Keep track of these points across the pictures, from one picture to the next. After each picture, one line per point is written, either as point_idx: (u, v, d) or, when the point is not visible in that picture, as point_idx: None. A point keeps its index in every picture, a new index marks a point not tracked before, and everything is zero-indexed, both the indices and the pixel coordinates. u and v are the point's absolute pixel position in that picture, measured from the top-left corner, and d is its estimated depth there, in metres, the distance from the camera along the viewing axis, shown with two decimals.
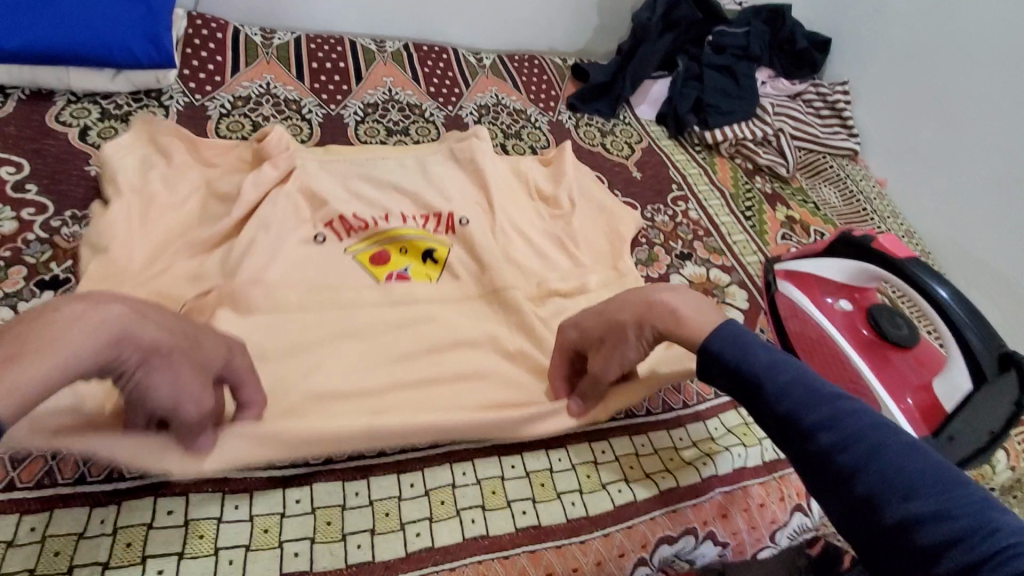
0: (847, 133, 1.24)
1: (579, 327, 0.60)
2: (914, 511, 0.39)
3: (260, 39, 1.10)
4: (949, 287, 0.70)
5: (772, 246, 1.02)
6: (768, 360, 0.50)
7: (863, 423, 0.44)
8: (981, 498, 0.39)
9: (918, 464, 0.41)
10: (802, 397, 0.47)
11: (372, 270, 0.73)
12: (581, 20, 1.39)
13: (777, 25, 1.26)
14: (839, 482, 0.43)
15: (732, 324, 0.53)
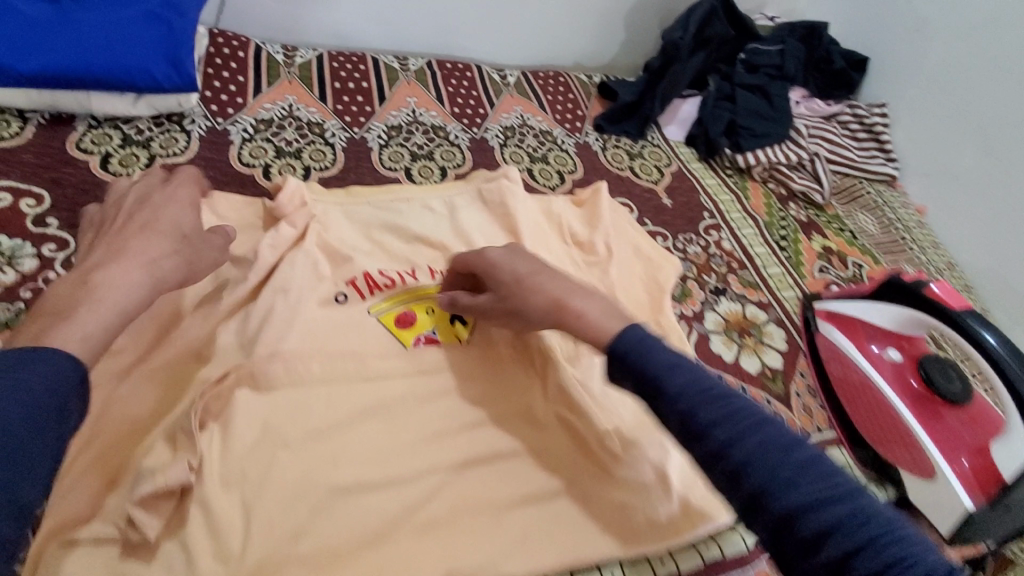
0: (885, 157, 1.20)
1: (510, 256, 0.63)
2: (801, 502, 0.38)
3: (282, 58, 1.08)
4: (999, 335, 0.68)
5: (809, 279, 0.98)
6: (667, 361, 0.46)
7: (753, 417, 0.42)
8: (853, 483, 0.39)
9: (800, 455, 0.40)
10: (696, 390, 0.43)
11: (398, 334, 0.71)
12: (608, 35, 1.35)
13: (813, 43, 1.23)
14: (731, 481, 0.40)
15: (636, 330, 0.49)
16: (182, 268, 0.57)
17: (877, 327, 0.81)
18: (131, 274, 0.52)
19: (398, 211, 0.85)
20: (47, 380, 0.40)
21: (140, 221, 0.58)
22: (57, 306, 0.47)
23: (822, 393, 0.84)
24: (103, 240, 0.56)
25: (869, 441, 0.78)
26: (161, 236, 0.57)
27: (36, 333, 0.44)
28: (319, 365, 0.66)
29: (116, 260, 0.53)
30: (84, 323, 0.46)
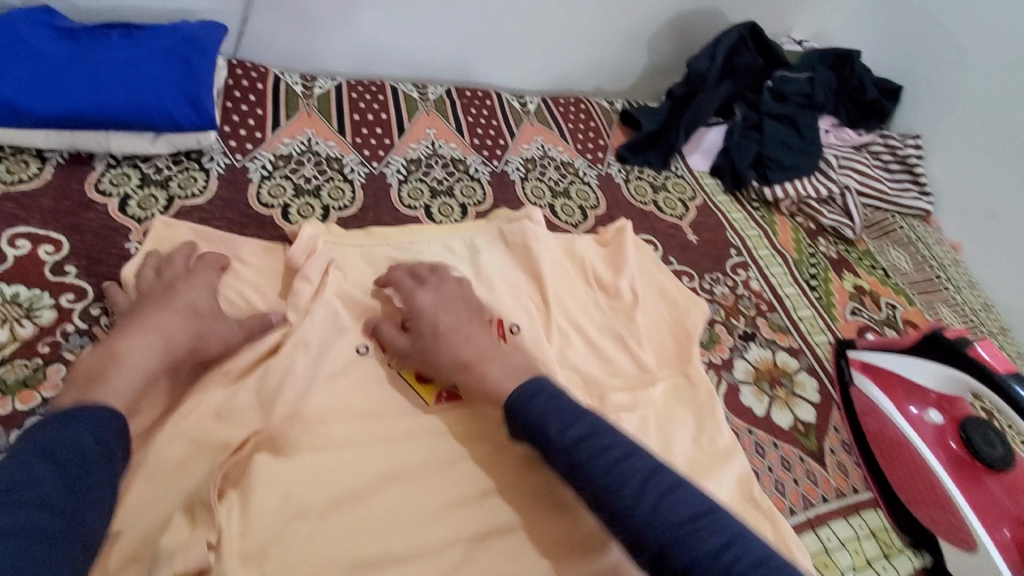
0: (919, 191, 1.17)
1: (437, 305, 0.71)
2: (646, 517, 0.54)
3: (301, 88, 1.06)
4: None
5: (841, 322, 0.95)
6: (556, 415, 0.61)
7: (620, 451, 0.58)
8: (687, 501, 0.55)
9: (651, 484, 0.56)
10: (578, 434, 0.59)
11: (420, 391, 0.70)
12: (631, 59, 1.32)
13: (845, 71, 1.21)
14: (599, 501, 0.57)
15: (532, 384, 0.64)
16: (194, 334, 0.64)
17: (917, 386, 0.81)
18: (149, 346, 0.60)
19: (418, 254, 0.83)
20: (94, 433, 0.51)
21: (160, 292, 0.66)
22: (92, 374, 0.56)
23: (857, 449, 0.81)
24: (136, 306, 0.65)
25: (904, 502, 0.77)
26: (173, 306, 0.64)
27: (77, 396, 0.54)
28: (342, 426, 0.64)
29: (142, 331, 0.61)
30: (113, 390, 0.56)
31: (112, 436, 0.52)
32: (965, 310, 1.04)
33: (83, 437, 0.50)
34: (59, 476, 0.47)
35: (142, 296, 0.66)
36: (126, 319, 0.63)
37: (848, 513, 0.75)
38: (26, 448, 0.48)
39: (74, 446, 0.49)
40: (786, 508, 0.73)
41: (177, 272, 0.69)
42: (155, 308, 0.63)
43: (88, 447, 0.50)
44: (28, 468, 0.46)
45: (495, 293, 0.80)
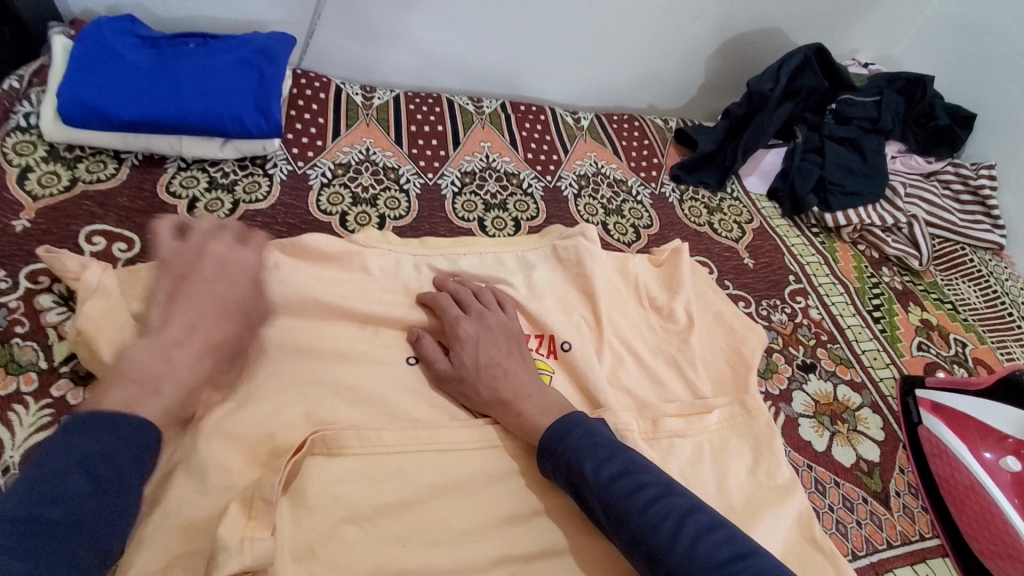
0: (991, 223, 1.11)
1: (480, 336, 0.70)
2: (686, 559, 0.51)
3: (361, 99, 1.08)
4: None
5: (907, 356, 0.90)
6: (591, 451, 0.59)
7: (655, 489, 0.56)
8: (730, 547, 0.52)
9: (691, 526, 0.53)
10: (613, 471, 0.58)
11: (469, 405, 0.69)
12: (686, 80, 1.31)
13: (915, 96, 1.16)
14: (635, 543, 0.54)
15: (570, 418, 0.63)
16: (230, 340, 0.64)
17: (993, 430, 0.75)
18: (197, 358, 0.60)
19: (477, 264, 0.84)
20: (130, 447, 0.50)
21: (211, 287, 0.64)
22: (143, 379, 0.56)
23: (924, 493, 0.75)
24: (174, 302, 0.62)
25: (975, 553, 0.71)
26: (220, 316, 0.63)
27: (128, 400, 0.53)
28: (390, 432, 0.63)
29: (191, 343, 0.60)
30: (167, 401, 0.56)
31: (145, 449, 0.51)
32: None
33: (119, 450, 0.49)
34: (93, 485, 0.46)
35: (189, 286, 0.63)
36: (169, 313, 0.61)
37: (914, 562, 0.70)
38: (63, 453, 0.46)
39: (109, 460, 0.48)
40: (848, 551, 0.68)
41: (229, 260, 0.67)
42: (197, 313, 0.62)
43: (127, 462, 0.49)
44: (64, 477, 0.45)
45: (549, 309, 0.79)
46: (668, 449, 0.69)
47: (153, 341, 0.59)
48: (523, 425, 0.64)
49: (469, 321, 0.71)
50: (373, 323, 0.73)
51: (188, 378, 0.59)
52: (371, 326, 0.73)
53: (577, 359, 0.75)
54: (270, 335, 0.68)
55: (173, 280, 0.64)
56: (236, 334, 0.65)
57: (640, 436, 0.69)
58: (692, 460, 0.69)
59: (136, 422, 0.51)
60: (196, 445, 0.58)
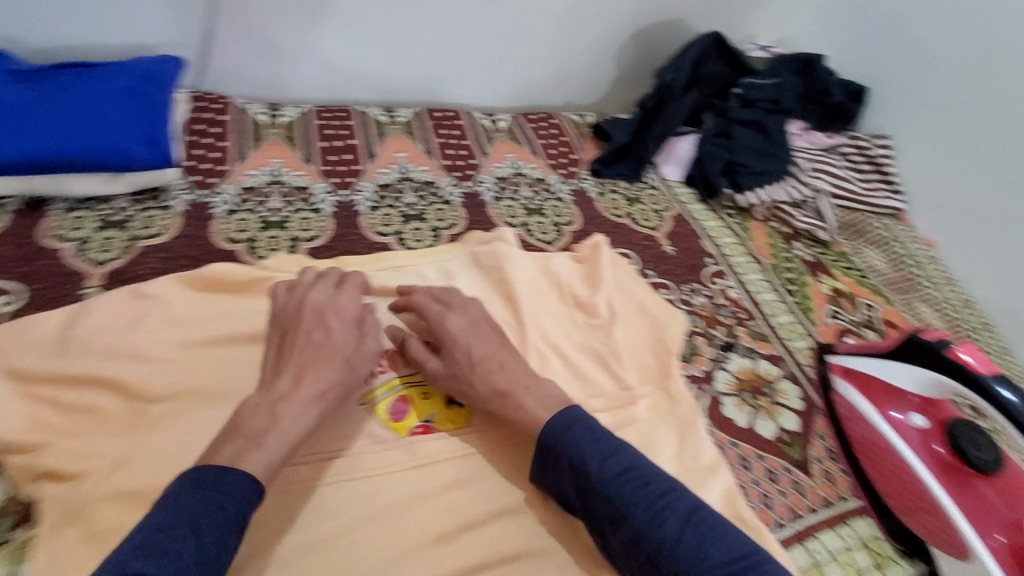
0: (890, 190, 1.18)
1: (470, 329, 0.68)
2: (687, 560, 0.52)
3: (264, 118, 1.06)
4: (1017, 390, 0.66)
5: (820, 326, 0.94)
6: (595, 447, 0.59)
7: (659, 487, 0.57)
8: (737, 547, 0.53)
9: (693, 527, 0.54)
10: (616, 468, 0.58)
11: (393, 426, 0.68)
12: (599, 75, 1.33)
13: (809, 75, 1.22)
14: (634, 543, 0.55)
15: (571, 411, 0.62)
16: (346, 383, 0.61)
17: (898, 390, 0.78)
18: (306, 410, 0.57)
19: (394, 280, 0.82)
20: (237, 505, 0.49)
21: (314, 337, 0.61)
22: (249, 433, 0.54)
23: (843, 457, 0.79)
24: (288, 354, 0.60)
25: (892, 509, 0.74)
26: (337, 359, 0.61)
27: (235, 455, 0.52)
28: (303, 466, 0.62)
29: (299, 392, 0.57)
30: (269, 455, 0.53)
31: (250, 508, 0.50)
32: (945, 307, 1.03)
33: (227, 509, 0.49)
34: (194, 537, 0.46)
35: (295, 340, 0.61)
36: (281, 367, 0.59)
37: (837, 524, 0.73)
38: (174, 514, 0.47)
39: (213, 520, 0.47)
40: (773, 523, 0.71)
41: (329, 305, 0.64)
42: (304, 362, 0.59)
43: (229, 521, 0.48)
44: (172, 538, 0.45)
45: None
46: None
47: (263, 395, 0.57)
48: (522, 418, 0.63)
49: (456, 316, 0.69)
50: None
51: (296, 429, 0.56)
52: None
53: None
54: (173, 379, 0.65)
55: (278, 335, 0.62)
56: (347, 383, 0.61)
57: None
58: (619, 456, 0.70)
59: (239, 480, 0.50)
60: (89, 507, 0.56)
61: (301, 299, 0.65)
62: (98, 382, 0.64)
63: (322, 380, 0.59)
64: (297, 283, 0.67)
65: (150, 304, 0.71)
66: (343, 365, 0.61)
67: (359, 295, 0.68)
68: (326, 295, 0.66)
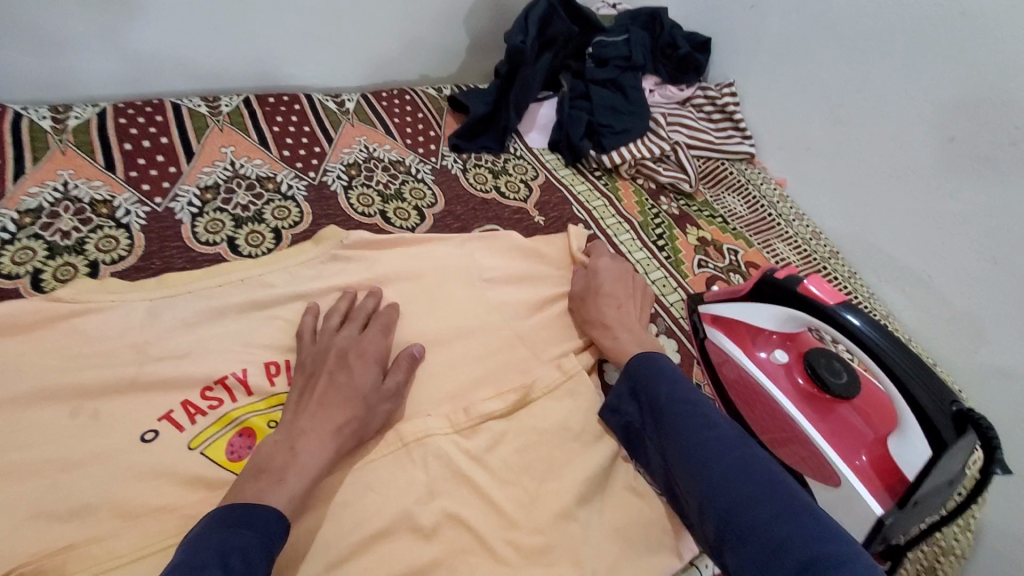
0: (742, 135, 1.21)
1: (615, 272, 0.83)
2: (725, 473, 0.58)
3: (50, 123, 0.87)
4: (861, 314, 0.67)
5: (691, 277, 0.96)
6: (667, 376, 0.68)
7: (716, 419, 0.63)
8: (778, 473, 0.58)
9: (737, 454, 0.59)
10: (683, 396, 0.65)
11: (233, 467, 0.59)
12: (451, 43, 1.25)
13: (656, 30, 1.22)
14: (682, 454, 0.61)
15: (657, 353, 0.71)
16: (365, 422, 0.61)
17: (760, 330, 0.80)
18: (325, 444, 0.57)
19: (227, 293, 0.70)
20: (262, 539, 0.48)
21: (338, 379, 0.63)
22: (274, 471, 0.54)
23: (721, 402, 0.83)
24: (314, 394, 0.61)
25: (768, 445, 0.79)
26: (359, 398, 0.62)
27: (256, 493, 0.52)
28: (120, 539, 0.51)
29: (317, 429, 0.58)
30: (293, 491, 0.53)
31: (276, 540, 0.50)
32: (800, 242, 1.09)
33: (252, 542, 0.47)
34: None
35: (320, 379, 0.62)
36: (304, 407, 0.60)
37: None
38: (200, 552, 0.45)
39: (244, 557, 0.46)
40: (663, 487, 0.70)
41: (352, 348, 0.66)
42: (329, 400, 0.61)
43: (256, 556, 0.47)
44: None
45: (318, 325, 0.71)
46: (481, 438, 0.66)
47: (282, 433, 0.58)
48: (614, 347, 0.75)
49: (609, 260, 0.85)
50: (87, 407, 0.59)
51: (314, 467, 0.56)
52: (88, 412, 0.58)
53: None
54: None
55: (305, 378, 0.63)
56: (360, 420, 0.61)
57: (449, 435, 0.65)
58: (504, 448, 0.66)
59: (267, 513, 0.50)
60: None
61: (330, 337, 0.66)
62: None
63: (343, 417, 0.60)
64: (330, 321, 0.68)
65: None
66: (363, 404, 0.62)
67: (382, 332, 0.69)
68: (353, 333, 0.67)
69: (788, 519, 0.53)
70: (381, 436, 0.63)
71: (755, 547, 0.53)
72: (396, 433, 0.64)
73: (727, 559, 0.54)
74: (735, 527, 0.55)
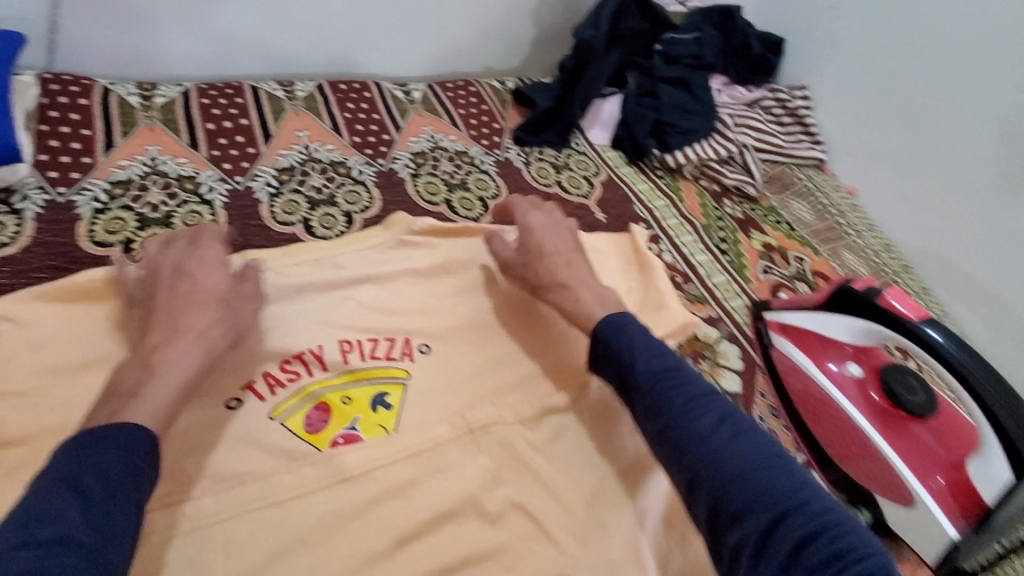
0: (812, 140, 1.18)
1: (545, 225, 0.78)
2: (716, 449, 0.54)
3: (137, 99, 0.91)
4: (942, 329, 0.66)
5: (755, 283, 0.93)
6: (642, 344, 0.64)
7: (699, 389, 0.60)
8: (772, 448, 0.55)
9: (727, 429, 0.56)
10: (662, 365, 0.62)
11: (312, 439, 0.62)
12: (517, 35, 1.25)
13: (729, 28, 1.18)
14: (667, 431, 0.57)
15: (622, 316, 0.67)
16: (228, 330, 0.60)
17: (833, 341, 0.77)
18: (188, 352, 0.56)
19: (304, 270, 0.72)
20: (122, 455, 0.47)
21: (181, 288, 0.60)
22: (123, 390, 0.52)
23: (784, 413, 0.80)
24: (156, 314, 0.59)
25: (834, 459, 0.76)
26: (212, 302, 0.60)
27: (110, 413, 0.50)
28: (207, 499, 0.55)
29: (178, 338, 0.56)
30: (155, 404, 0.52)
31: (142, 452, 0.48)
32: (868, 253, 1.06)
33: (111, 460, 0.46)
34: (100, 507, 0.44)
35: (160, 294, 0.60)
36: (150, 326, 0.58)
37: None
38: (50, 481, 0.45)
39: (98, 472, 0.45)
40: None
41: (187, 258, 0.63)
42: (186, 311, 0.58)
43: (116, 473, 0.46)
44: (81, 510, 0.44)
45: (390, 308, 0.73)
46: (543, 427, 0.68)
47: (135, 358, 0.55)
48: (580, 311, 0.70)
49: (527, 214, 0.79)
50: None
51: (183, 378, 0.55)
52: None
53: (436, 361, 0.70)
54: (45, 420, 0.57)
55: (144, 303, 0.61)
56: (226, 320, 0.60)
57: (515, 426, 0.67)
58: (565, 440, 0.68)
59: (106, 429, 0.48)
60: None
61: (171, 252, 0.64)
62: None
63: (205, 322, 0.59)
64: (184, 238, 0.66)
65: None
66: (225, 312, 0.61)
67: (217, 243, 0.67)
68: (186, 249, 0.64)
69: (790, 491, 0.51)
70: (449, 422, 0.66)
71: (756, 522, 0.50)
72: (462, 419, 0.66)
73: (725, 536, 0.51)
74: (731, 505, 0.51)
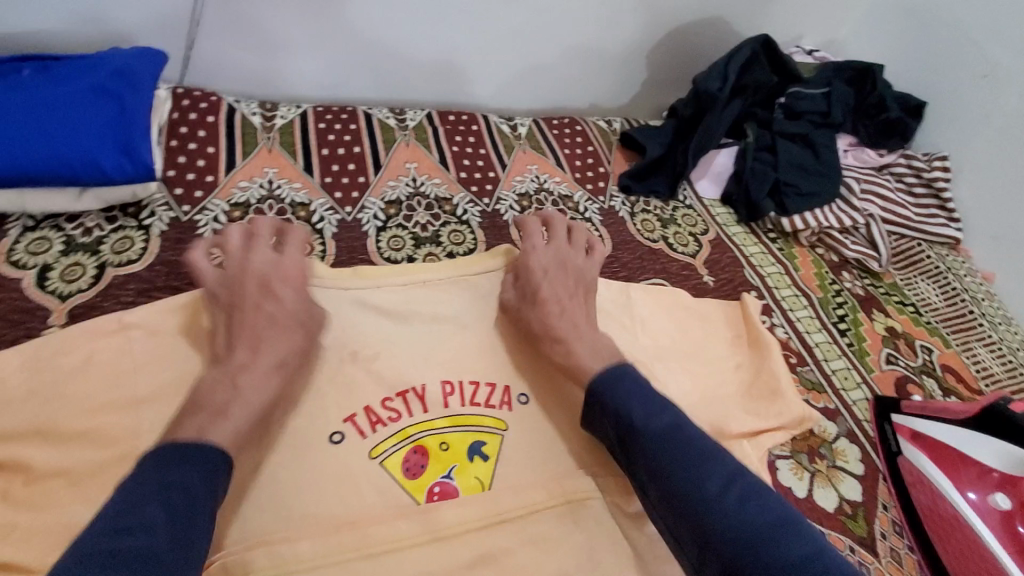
0: (947, 216, 1.08)
1: (549, 267, 0.73)
2: (723, 515, 0.51)
3: (260, 119, 0.93)
4: None
5: (877, 373, 0.85)
6: (640, 399, 0.60)
7: (704, 446, 0.56)
8: (781, 514, 0.52)
9: (733, 493, 0.53)
10: (664, 423, 0.58)
11: (409, 489, 0.60)
12: (629, 75, 1.21)
13: (863, 87, 1.11)
14: (672, 496, 0.53)
15: (618, 368, 0.63)
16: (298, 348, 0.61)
17: (976, 463, 0.71)
18: (270, 378, 0.58)
19: (410, 310, 0.70)
20: (202, 475, 0.48)
21: (265, 303, 0.62)
22: (214, 403, 0.54)
23: (909, 530, 0.71)
24: (237, 325, 0.60)
25: None
26: (296, 322, 0.62)
27: (195, 420, 0.52)
28: (303, 543, 0.54)
29: (258, 361, 0.58)
30: (236, 422, 0.53)
31: (219, 475, 0.50)
32: (1003, 348, 0.95)
33: (193, 477, 0.48)
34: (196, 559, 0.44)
35: (243, 306, 0.61)
36: (237, 335, 0.60)
37: None
38: (139, 489, 0.46)
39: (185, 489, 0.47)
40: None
41: (272, 271, 0.64)
42: (267, 320, 0.61)
43: (198, 489, 0.47)
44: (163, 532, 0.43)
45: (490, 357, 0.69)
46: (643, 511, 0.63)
47: (222, 364, 0.58)
48: (575, 365, 0.65)
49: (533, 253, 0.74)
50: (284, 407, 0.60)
51: (261, 400, 0.56)
52: (284, 413, 0.60)
53: (534, 416, 0.67)
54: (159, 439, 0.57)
55: (225, 310, 0.62)
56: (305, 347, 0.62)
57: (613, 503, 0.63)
58: None
59: (194, 449, 0.49)
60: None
61: (267, 259, 0.65)
62: (65, 437, 0.56)
63: (288, 344, 0.60)
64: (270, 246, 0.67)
65: (132, 335, 0.62)
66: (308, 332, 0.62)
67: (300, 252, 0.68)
68: (267, 257, 0.65)
69: (803, 559, 0.48)
70: (545, 487, 0.62)
71: None
72: (559, 487, 0.62)
73: None
74: None
